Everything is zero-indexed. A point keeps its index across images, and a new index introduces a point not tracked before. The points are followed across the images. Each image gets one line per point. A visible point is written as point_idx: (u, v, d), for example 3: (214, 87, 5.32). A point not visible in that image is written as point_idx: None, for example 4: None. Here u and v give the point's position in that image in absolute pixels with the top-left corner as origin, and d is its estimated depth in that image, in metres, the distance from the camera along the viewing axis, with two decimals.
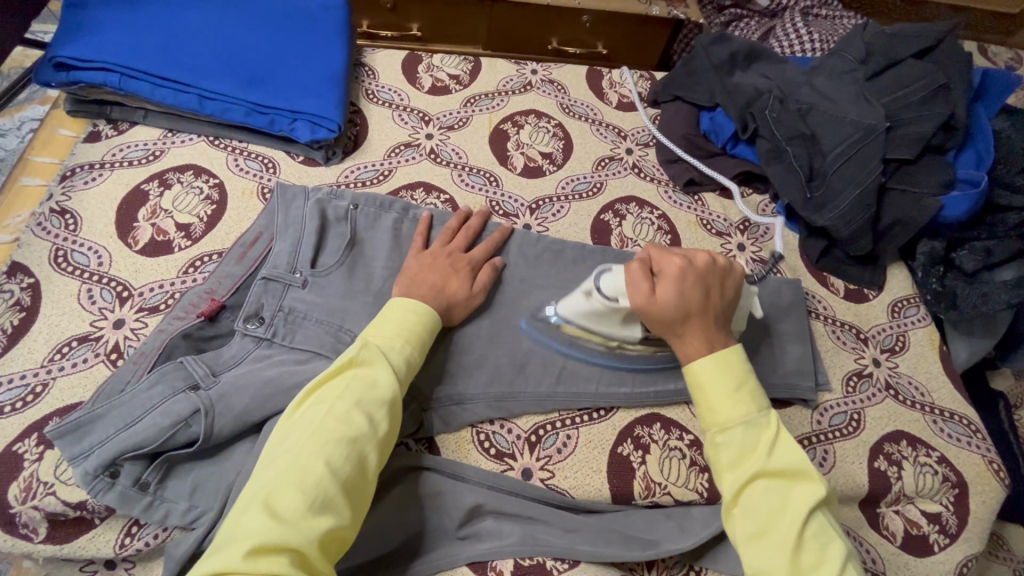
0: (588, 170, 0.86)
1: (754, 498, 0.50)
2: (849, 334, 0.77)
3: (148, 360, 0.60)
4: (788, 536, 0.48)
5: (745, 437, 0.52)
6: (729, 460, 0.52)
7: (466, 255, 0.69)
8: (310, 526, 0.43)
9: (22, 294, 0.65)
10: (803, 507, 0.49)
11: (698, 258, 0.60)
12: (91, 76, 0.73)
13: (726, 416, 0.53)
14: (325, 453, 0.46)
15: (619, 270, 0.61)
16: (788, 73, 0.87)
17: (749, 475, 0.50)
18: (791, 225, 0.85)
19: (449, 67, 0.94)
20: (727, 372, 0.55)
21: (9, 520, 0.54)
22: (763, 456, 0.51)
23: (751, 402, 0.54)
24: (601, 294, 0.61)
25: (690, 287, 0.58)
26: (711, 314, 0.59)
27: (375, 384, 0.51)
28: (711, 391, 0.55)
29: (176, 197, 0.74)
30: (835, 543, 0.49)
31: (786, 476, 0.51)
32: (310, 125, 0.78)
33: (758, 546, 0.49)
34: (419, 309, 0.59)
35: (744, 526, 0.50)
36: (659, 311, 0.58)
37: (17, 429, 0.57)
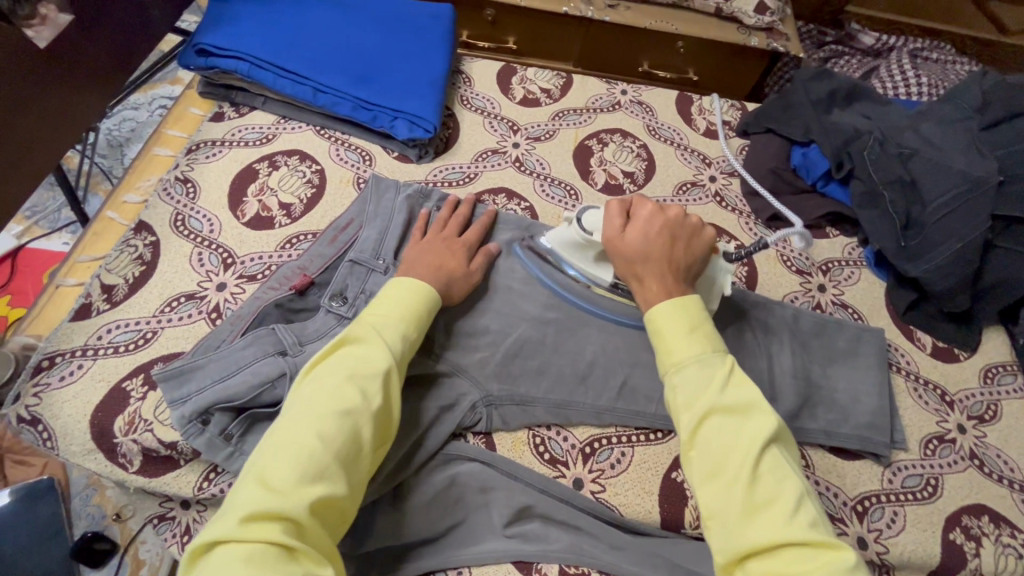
0: (668, 194, 0.86)
1: (709, 435, 0.49)
2: (933, 394, 0.73)
3: (243, 323, 0.66)
4: (743, 471, 0.46)
5: (700, 375, 0.51)
6: (685, 398, 0.51)
7: (461, 240, 0.70)
8: (301, 493, 0.44)
9: (144, 250, 0.72)
10: (757, 441, 0.48)
11: (669, 210, 0.63)
12: (226, 64, 0.81)
13: (681, 354, 0.53)
14: (317, 427, 0.47)
15: (602, 210, 0.66)
16: (891, 116, 0.84)
17: (703, 411, 0.49)
18: (879, 271, 0.81)
19: (541, 81, 0.97)
20: (684, 315, 0.55)
21: (111, 448, 0.60)
22: (715, 394, 0.50)
23: (706, 342, 0.54)
24: (578, 223, 0.66)
25: (656, 233, 0.61)
26: (676, 264, 0.60)
27: (369, 360, 0.53)
28: (669, 333, 0.54)
29: (282, 178, 0.80)
30: (793, 480, 0.47)
31: (739, 412, 0.50)
32: (409, 124, 0.82)
33: (713, 486, 0.48)
34: (415, 289, 0.60)
35: (700, 466, 0.48)
36: (622, 255, 0.61)
37: (127, 368, 0.63)
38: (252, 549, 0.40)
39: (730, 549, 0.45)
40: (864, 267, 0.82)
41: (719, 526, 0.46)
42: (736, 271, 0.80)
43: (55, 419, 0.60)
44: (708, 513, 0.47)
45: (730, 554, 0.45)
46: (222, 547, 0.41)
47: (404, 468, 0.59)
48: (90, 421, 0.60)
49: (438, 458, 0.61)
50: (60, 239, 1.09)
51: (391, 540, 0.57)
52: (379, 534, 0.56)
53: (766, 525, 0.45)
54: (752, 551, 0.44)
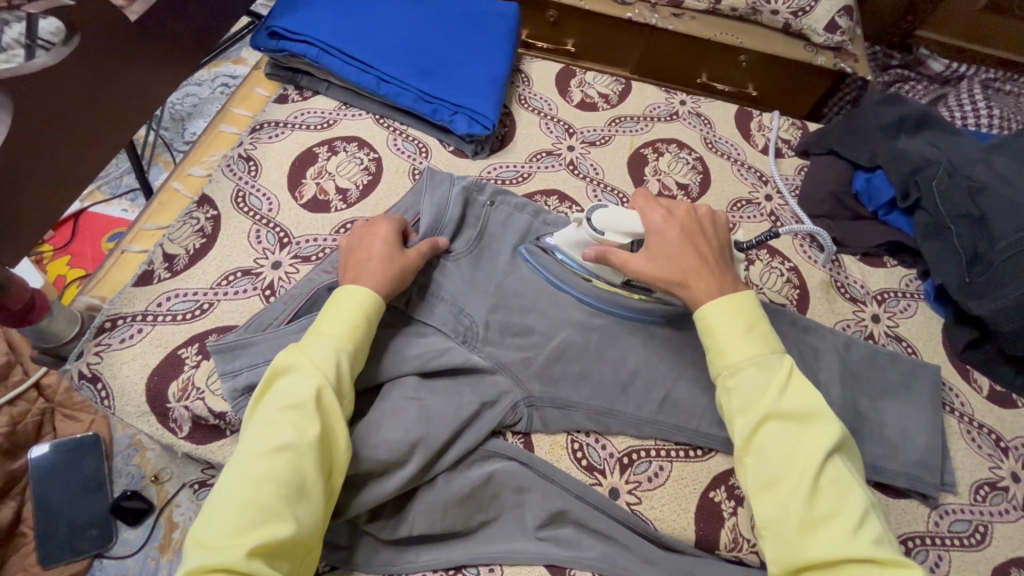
0: (722, 209, 0.85)
1: (767, 442, 0.49)
2: (987, 439, 0.70)
3: (295, 304, 0.66)
4: (801, 482, 0.47)
5: (756, 379, 0.51)
6: (741, 404, 0.51)
7: (386, 225, 0.66)
8: (241, 540, 0.42)
9: (205, 223, 0.74)
10: (817, 452, 0.48)
11: (680, 211, 0.62)
12: (296, 47, 0.83)
13: (736, 357, 0.53)
14: (251, 469, 0.45)
15: (613, 210, 0.63)
16: (963, 147, 0.81)
17: (760, 417, 0.50)
18: (938, 306, 0.79)
19: (600, 86, 0.97)
20: (738, 318, 0.54)
21: (164, 412, 0.62)
22: (773, 400, 0.50)
23: (764, 344, 0.53)
24: (590, 224, 0.63)
25: (680, 239, 0.59)
26: (711, 263, 0.58)
27: (297, 388, 0.50)
28: (722, 334, 0.54)
29: (340, 163, 0.81)
30: (855, 493, 0.47)
31: (800, 421, 0.50)
32: (468, 119, 0.83)
33: (771, 494, 0.48)
34: (351, 303, 0.56)
35: (757, 474, 0.49)
36: (659, 270, 0.58)
37: (184, 336, 0.65)
38: None
39: (788, 560, 0.46)
40: (922, 300, 0.79)
41: (773, 536, 0.47)
42: (787, 292, 0.78)
43: (114, 378, 0.62)
44: (764, 522, 0.48)
45: (789, 565, 0.46)
46: None
47: (442, 460, 0.59)
48: (146, 384, 0.63)
49: (476, 454, 0.61)
50: (119, 205, 1.14)
51: (427, 529, 0.58)
52: (415, 522, 0.57)
53: (826, 537, 0.45)
54: (810, 565, 0.45)
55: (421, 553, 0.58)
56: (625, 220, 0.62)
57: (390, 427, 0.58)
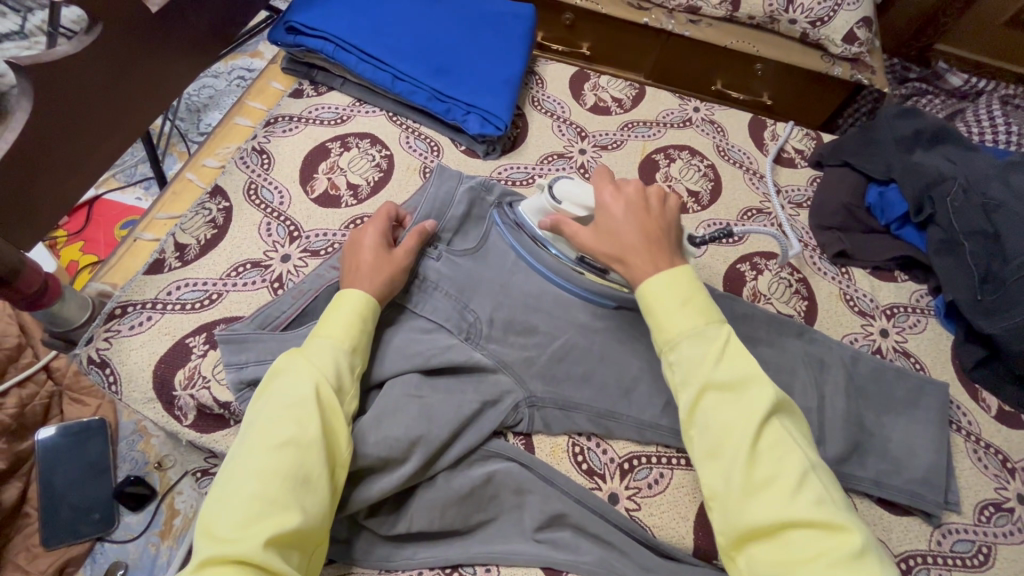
0: (732, 218, 0.85)
1: (708, 413, 0.48)
2: (993, 459, 0.69)
3: (304, 299, 0.66)
4: (740, 449, 0.46)
5: (694, 352, 0.50)
6: (681, 378, 0.50)
7: (376, 226, 0.66)
8: (251, 532, 0.42)
9: (217, 214, 0.75)
10: (754, 417, 0.46)
11: (630, 189, 0.61)
12: (312, 43, 0.83)
13: (673, 330, 0.51)
14: (257, 465, 0.45)
15: (575, 181, 0.65)
16: (979, 163, 0.80)
17: (697, 390, 0.48)
18: (948, 323, 0.78)
19: (614, 90, 0.97)
20: (676, 290, 0.53)
21: (170, 400, 0.62)
22: (710, 369, 0.49)
23: (700, 315, 0.52)
24: (549, 191, 0.66)
25: (624, 217, 0.58)
26: (654, 238, 0.57)
27: (298, 387, 0.50)
28: (661, 307, 0.52)
29: (352, 159, 0.82)
30: (794, 455, 0.46)
31: (736, 387, 0.48)
32: (481, 119, 0.83)
33: (714, 464, 0.47)
34: (352, 305, 0.57)
35: (699, 444, 0.48)
36: (597, 248, 0.58)
37: (192, 325, 0.66)
38: None
39: (733, 528, 0.45)
40: (932, 316, 0.79)
41: (719, 506, 0.46)
42: (795, 303, 0.78)
43: (122, 364, 0.63)
44: (710, 492, 0.47)
45: (735, 534, 0.45)
46: None
47: (442, 458, 0.59)
48: (153, 371, 0.63)
49: (476, 453, 0.61)
50: (133, 193, 1.15)
51: (424, 525, 0.58)
52: (413, 519, 0.58)
53: (766, 502, 0.44)
54: (754, 532, 0.44)
55: (418, 550, 0.58)
56: (584, 192, 0.64)
57: (390, 424, 0.57)
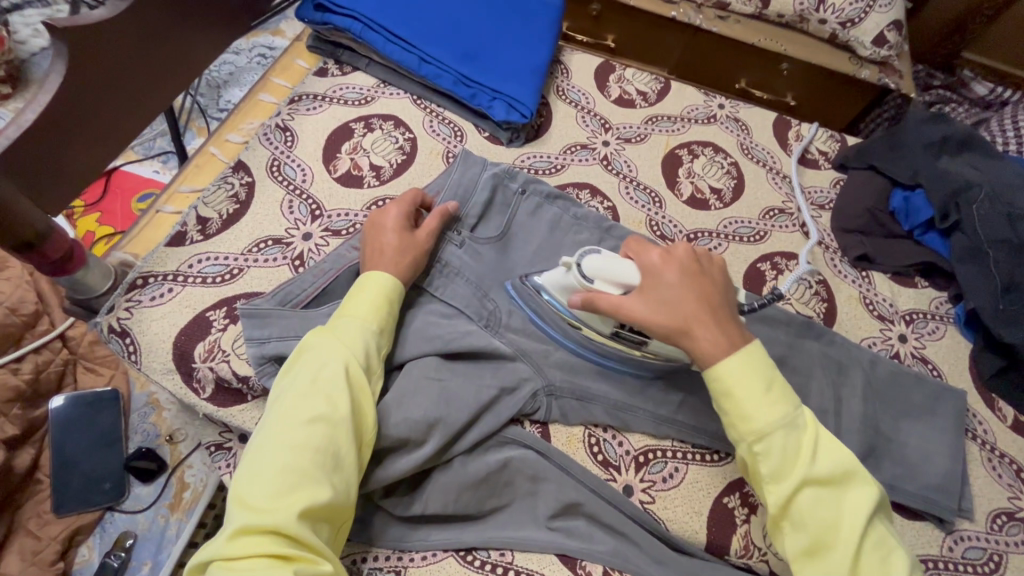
0: (754, 217, 0.84)
1: (804, 508, 0.48)
2: (1007, 468, 0.69)
3: (326, 278, 0.66)
4: (846, 551, 0.47)
5: (784, 443, 0.49)
6: (771, 472, 0.50)
7: (400, 207, 0.65)
8: (284, 503, 0.42)
9: (239, 189, 0.75)
10: (858, 517, 0.48)
11: (677, 250, 0.58)
12: (340, 21, 0.83)
13: (762, 423, 0.50)
14: (287, 439, 0.46)
15: (606, 255, 0.57)
16: (1006, 172, 0.80)
17: (795, 486, 0.48)
18: (967, 331, 0.77)
19: (639, 83, 0.96)
20: (754, 374, 0.51)
21: (189, 372, 0.62)
22: (806, 465, 0.49)
23: (785, 402, 0.51)
24: (578, 269, 0.58)
25: (682, 283, 0.55)
26: (713, 303, 0.55)
27: (326, 365, 0.50)
28: (743, 395, 0.51)
29: (375, 140, 0.81)
30: (896, 553, 0.48)
31: (833, 485, 0.49)
32: (506, 106, 0.82)
33: (814, 562, 0.48)
34: (381, 287, 0.57)
35: (797, 542, 0.49)
36: (658, 320, 0.54)
37: (212, 299, 0.66)
38: (252, 564, 0.40)
39: None
40: (951, 324, 0.78)
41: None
42: (814, 305, 0.77)
43: (142, 334, 0.63)
44: None
45: None
46: (220, 569, 0.40)
47: (459, 442, 0.59)
48: (173, 342, 0.63)
49: (493, 439, 0.61)
50: (151, 166, 1.15)
51: (440, 508, 0.58)
52: (428, 501, 0.58)
53: None
54: None
55: (431, 532, 0.58)
56: (616, 268, 0.56)
57: (411, 405, 0.58)
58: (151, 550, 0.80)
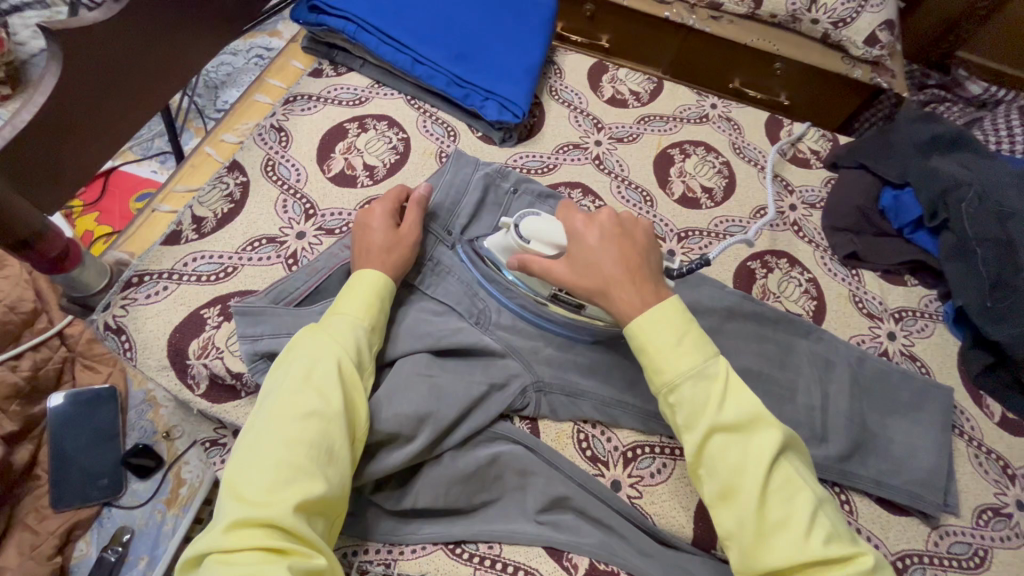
0: (744, 215, 0.85)
1: (714, 454, 0.48)
2: (994, 465, 0.70)
3: (319, 276, 0.67)
4: (750, 493, 0.46)
5: (695, 392, 0.49)
6: (684, 420, 0.49)
7: (383, 205, 0.66)
8: (280, 496, 0.43)
9: (234, 189, 0.75)
10: (762, 458, 0.46)
11: (601, 214, 0.58)
12: (334, 22, 0.84)
13: (671, 372, 0.50)
14: (282, 434, 0.46)
15: (543, 217, 0.60)
16: (996, 171, 0.80)
17: (705, 433, 0.48)
18: (956, 329, 0.78)
19: (632, 83, 0.97)
20: (666, 325, 0.51)
21: (183, 368, 0.63)
22: (714, 411, 0.48)
23: (695, 350, 0.50)
24: (516, 230, 0.61)
25: (603, 246, 0.55)
26: (634, 265, 0.55)
27: (319, 362, 0.51)
28: (656, 346, 0.50)
29: (369, 140, 0.82)
30: (803, 492, 0.47)
31: (741, 428, 0.48)
32: (499, 106, 0.83)
33: (726, 506, 0.47)
34: (373, 286, 0.58)
35: (711, 488, 0.48)
36: (577, 283, 0.55)
37: (207, 297, 0.67)
38: (248, 556, 0.41)
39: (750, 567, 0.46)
40: (940, 322, 0.79)
41: (736, 548, 0.47)
42: (803, 303, 0.78)
43: (136, 332, 0.64)
44: (726, 533, 0.47)
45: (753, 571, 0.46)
46: (215, 561, 0.41)
47: (449, 437, 0.60)
48: (168, 340, 0.64)
49: (483, 434, 0.62)
50: (149, 166, 1.16)
51: (430, 502, 0.59)
52: (418, 495, 0.58)
53: (782, 543, 0.45)
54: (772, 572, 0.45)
55: (421, 526, 0.59)
56: (551, 229, 0.59)
57: (401, 401, 0.58)
58: (147, 546, 0.81)
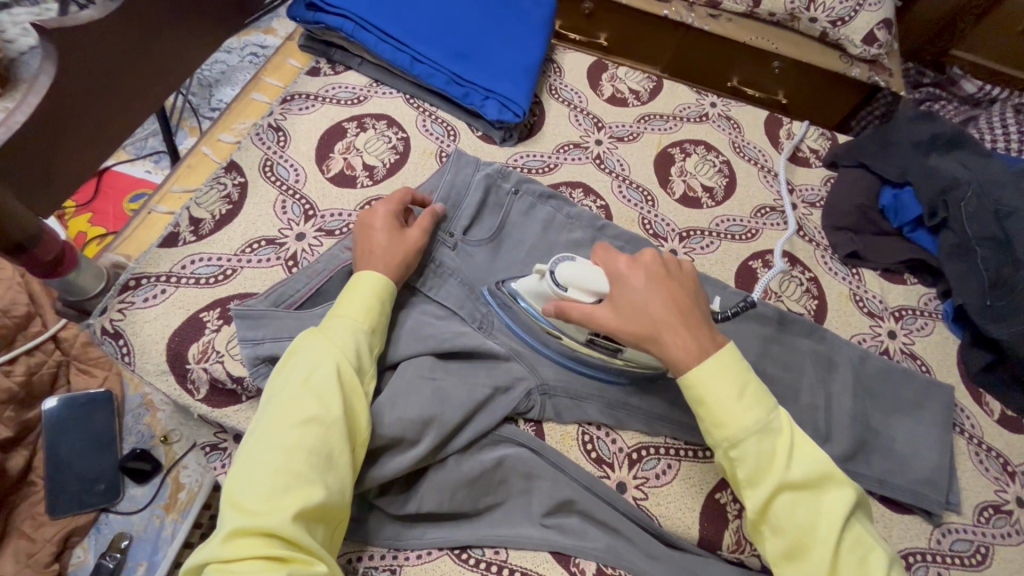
0: (745, 215, 0.85)
1: (782, 513, 0.48)
2: (994, 462, 0.70)
3: (320, 279, 0.66)
4: (824, 555, 0.46)
5: (760, 449, 0.49)
6: (747, 475, 0.49)
7: (388, 206, 0.65)
8: (279, 505, 0.43)
9: (232, 189, 0.74)
10: (835, 519, 0.47)
11: (646, 255, 0.57)
12: (332, 20, 0.82)
13: (737, 429, 0.49)
14: (281, 441, 0.46)
15: (580, 263, 0.57)
16: (995, 170, 0.81)
17: (772, 490, 0.48)
18: (955, 327, 0.79)
19: (631, 82, 0.96)
20: (728, 379, 0.50)
21: (182, 373, 0.62)
22: (782, 469, 0.48)
23: (760, 406, 0.50)
24: (551, 278, 0.58)
25: (652, 289, 0.55)
26: (684, 309, 0.54)
27: (318, 366, 0.51)
28: (718, 401, 0.50)
29: (368, 140, 0.81)
30: (873, 551, 0.47)
31: (811, 487, 0.48)
32: (499, 106, 0.82)
33: (794, 564, 0.48)
34: (373, 289, 0.58)
35: (777, 545, 0.48)
36: (624, 327, 0.54)
37: (206, 300, 0.66)
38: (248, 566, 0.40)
39: None
40: (939, 320, 0.79)
41: None
42: (804, 302, 0.78)
43: (134, 336, 0.63)
44: None
45: None
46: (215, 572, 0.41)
47: (453, 441, 0.59)
48: (167, 344, 0.63)
49: (488, 437, 0.61)
50: (143, 166, 1.14)
51: (435, 507, 0.58)
52: (423, 500, 0.58)
53: None
54: None
55: (426, 530, 0.58)
56: (590, 277, 0.56)
57: (404, 405, 0.58)
58: (145, 552, 0.80)
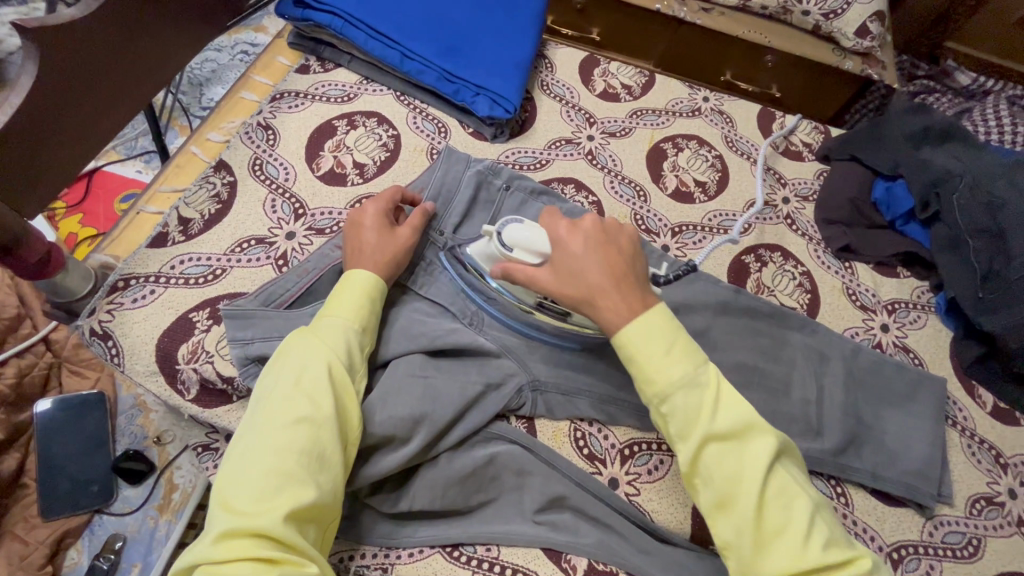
0: (738, 209, 0.84)
1: (710, 464, 0.47)
2: (986, 454, 0.70)
3: (310, 278, 0.66)
4: (749, 502, 0.46)
5: (687, 402, 0.48)
6: (678, 429, 0.49)
7: (376, 205, 0.65)
8: (270, 505, 0.42)
9: (221, 189, 0.74)
10: (761, 466, 0.46)
11: (585, 222, 0.56)
12: (321, 17, 0.82)
13: (664, 382, 0.49)
14: (272, 442, 0.45)
15: (526, 223, 0.58)
16: (988, 162, 0.80)
17: (699, 442, 0.47)
18: (949, 319, 0.78)
19: (624, 76, 0.96)
20: (657, 336, 0.50)
21: (173, 373, 0.62)
22: (707, 421, 0.48)
23: (688, 359, 0.50)
24: (498, 238, 0.59)
25: (587, 254, 0.54)
26: (620, 273, 0.53)
27: (309, 366, 0.50)
28: (648, 358, 0.50)
29: (359, 137, 0.81)
30: (801, 498, 0.47)
31: (737, 437, 0.48)
32: (490, 102, 0.82)
33: (723, 515, 0.47)
34: (363, 288, 0.57)
35: (708, 497, 0.48)
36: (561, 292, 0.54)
37: (195, 300, 0.66)
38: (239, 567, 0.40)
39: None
40: (932, 313, 0.79)
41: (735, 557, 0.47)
42: (797, 296, 0.78)
43: (124, 337, 0.63)
44: (725, 543, 0.47)
45: None
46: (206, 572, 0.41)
47: (445, 439, 0.59)
48: (156, 345, 0.63)
49: (479, 435, 0.61)
50: (134, 166, 1.14)
51: (427, 505, 0.58)
52: (415, 498, 0.58)
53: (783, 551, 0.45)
54: None
55: (419, 529, 0.58)
56: (535, 237, 0.57)
57: (396, 404, 0.58)
58: (141, 553, 0.81)
